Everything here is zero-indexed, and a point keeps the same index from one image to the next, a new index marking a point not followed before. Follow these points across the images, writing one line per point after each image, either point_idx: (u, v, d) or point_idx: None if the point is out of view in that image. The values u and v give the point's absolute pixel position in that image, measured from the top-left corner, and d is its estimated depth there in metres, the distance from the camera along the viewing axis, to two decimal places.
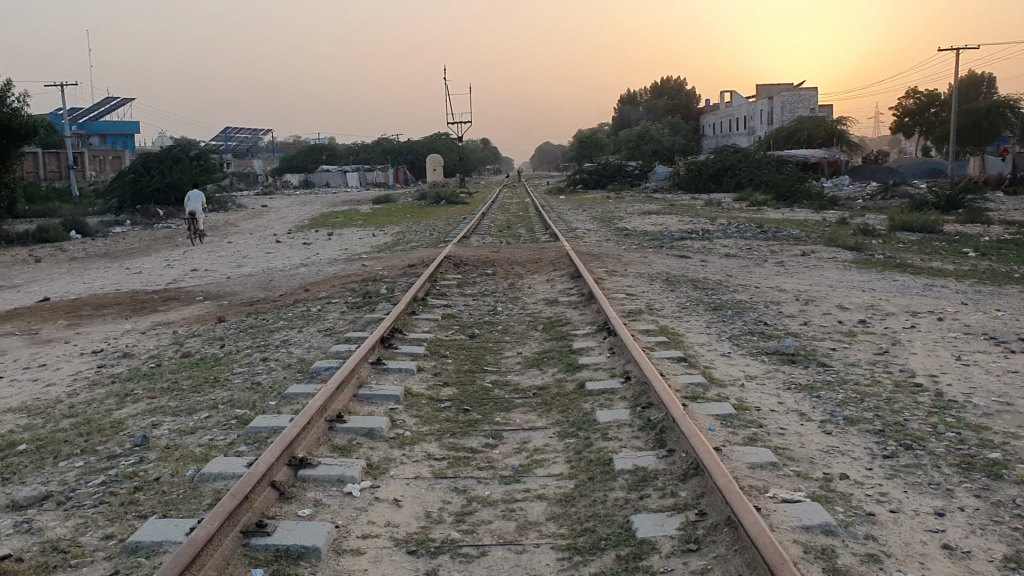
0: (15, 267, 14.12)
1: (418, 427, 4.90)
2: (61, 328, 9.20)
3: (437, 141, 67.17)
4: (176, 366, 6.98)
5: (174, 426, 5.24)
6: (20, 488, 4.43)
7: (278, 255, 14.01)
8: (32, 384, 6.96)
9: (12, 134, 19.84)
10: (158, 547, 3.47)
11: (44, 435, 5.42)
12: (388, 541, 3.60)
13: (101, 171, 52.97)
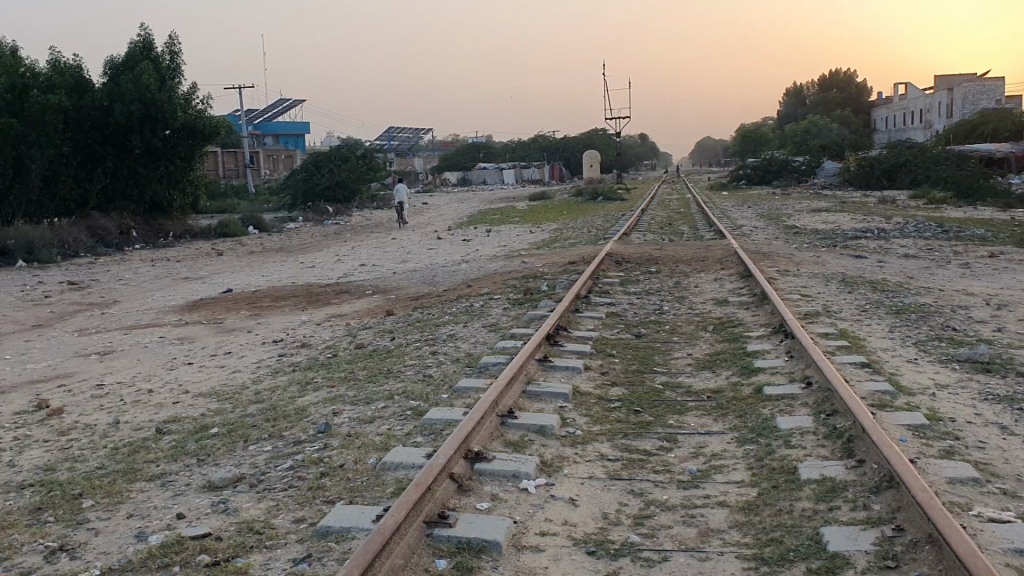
0: (199, 260, 15.03)
1: (590, 426, 4.84)
2: (243, 318, 9.72)
3: (593, 137, 67.15)
4: (351, 357, 7.21)
5: (353, 414, 5.41)
6: (215, 470, 4.70)
7: (441, 251, 14.28)
8: (219, 370, 7.38)
9: (196, 134, 21.12)
10: (346, 532, 3.58)
11: (234, 419, 5.73)
12: (567, 540, 3.57)
13: (274, 169, 55.79)
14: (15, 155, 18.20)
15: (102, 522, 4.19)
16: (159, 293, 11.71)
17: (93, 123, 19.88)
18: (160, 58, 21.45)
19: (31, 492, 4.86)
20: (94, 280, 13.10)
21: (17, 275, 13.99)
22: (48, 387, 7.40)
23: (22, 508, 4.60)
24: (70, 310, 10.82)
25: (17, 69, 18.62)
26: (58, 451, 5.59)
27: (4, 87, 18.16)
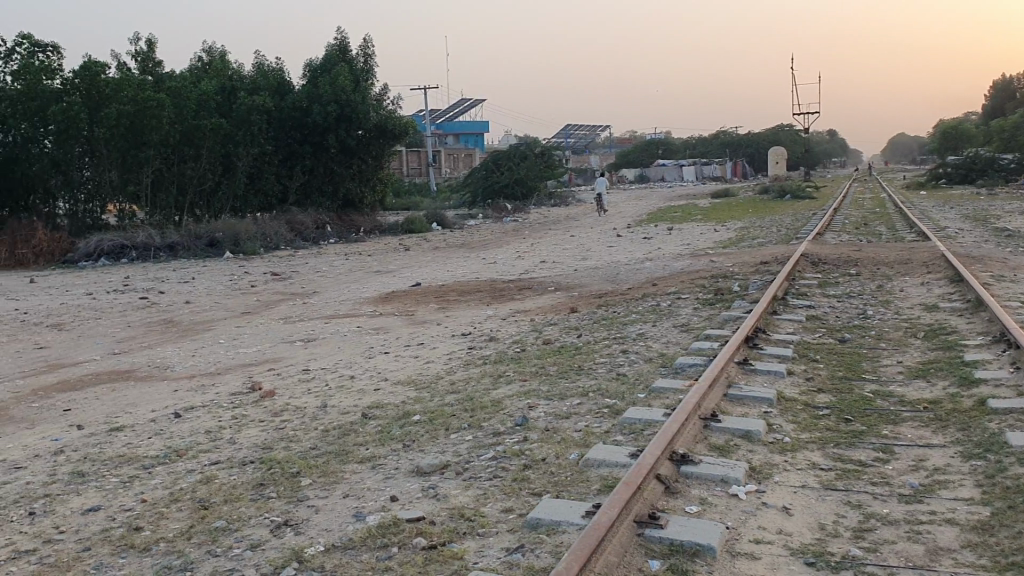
0: (389, 254, 15.61)
1: (798, 433, 4.66)
2: (432, 310, 10.02)
3: (776, 133, 65.09)
4: (540, 351, 7.27)
5: (550, 408, 5.44)
6: (422, 457, 4.85)
7: (624, 249, 14.20)
8: (413, 360, 7.63)
9: (387, 134, 21.93)
10: (557, 525, 3.59)
11: (434, 407, 5.90)
12: (783, 549, 3.44)
13: (453, 167, 57.33)
14: (224, 151, 19.72)
15: (319, 500, 4.42)
16: (354, 285, 12.25)
17: (293, 123, 21.07)
18: (355, 61, 22.45)
19: (252, 468, 5.19)
20: (294, 271, 13.86)
21: (225, 265, 14.98)
22: (258, 371, 7.88)
23: (246, 483, 4.92)
24: (274, 299, 11.49)
25: (228, 74, 20.12)
26: (274, 431, 5.95)
27: (215, 90, 19.64)
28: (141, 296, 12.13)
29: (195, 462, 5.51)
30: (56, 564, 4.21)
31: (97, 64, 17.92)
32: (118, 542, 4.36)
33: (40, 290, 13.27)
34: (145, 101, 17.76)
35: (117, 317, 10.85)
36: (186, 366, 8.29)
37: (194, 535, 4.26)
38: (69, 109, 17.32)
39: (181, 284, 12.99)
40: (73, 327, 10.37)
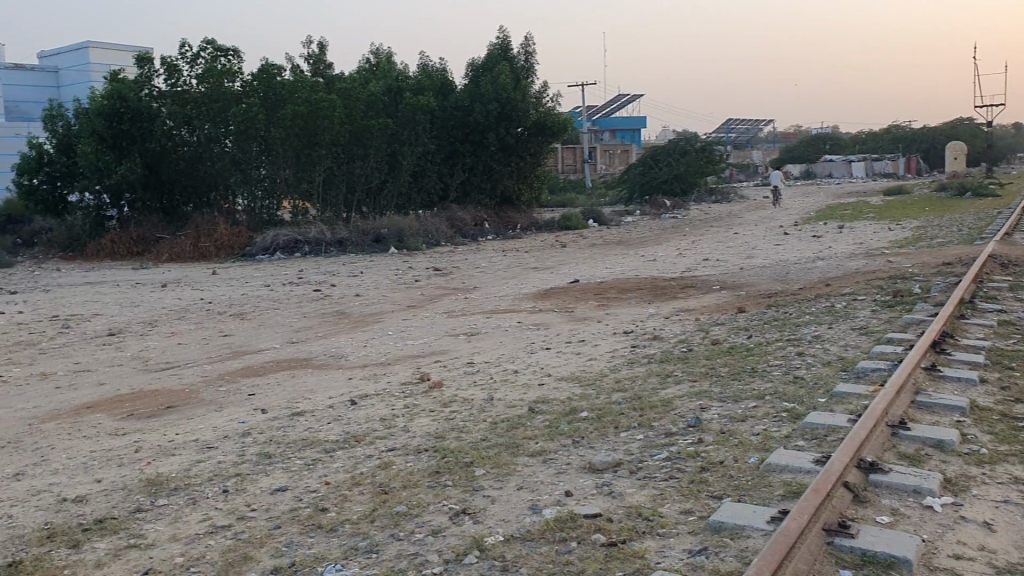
0: (547, 251, 15.72)
1: (996, 446, 4.38)
2: (593, 307, 10.01)
3: (953, 126, 61.44)
4: (708, 351, 7.13)
5: (723, 410, 5.33)
6: (593, 453, 4.86)
7: (791, 248, 13.76)
8: (577, 357, 7.64)
9: (546, 131, 22.08)
10: (740, 529, 3.53)
11: (602, 404, 5.89)
12: (987, 568, 3.24)
13: (610, 164, 57.19)
14: (390, 150, 20.41)
15: (495, 491, 4.51)
16: (515, 281, 12.40)
17: (455, 122, 21.55)
18: (516, 59, 22.70)
19: (427, 456, 5.33)
20: (455, 267, 14.16)
21: (390, 260, 15.46)
22: (425, 362, 8.10)
23: (422, 470, 5.07)
24: (438, 294, 11.78)
25: (394, 74, 20.77)
26: (444, 421, 6.09)
27: (382, 90, 20.32)
28: (314, 289, 12.70)
29: (372, 448, 5.71)
30: (250, 539, 4.48)
31: (274, 67, 18.87)
32: (305, 521, 4.59)
33: (222, 281, 14.12)
34: (317, 102, 18.59)
35: (293, 308, 11.40)
36: (357, 356, 8.62)
37: (377, 519, 4.44)
38: (248, 111, 18.40)
39: (350, 278, 13.51)
40: (254, 316, 10.97)
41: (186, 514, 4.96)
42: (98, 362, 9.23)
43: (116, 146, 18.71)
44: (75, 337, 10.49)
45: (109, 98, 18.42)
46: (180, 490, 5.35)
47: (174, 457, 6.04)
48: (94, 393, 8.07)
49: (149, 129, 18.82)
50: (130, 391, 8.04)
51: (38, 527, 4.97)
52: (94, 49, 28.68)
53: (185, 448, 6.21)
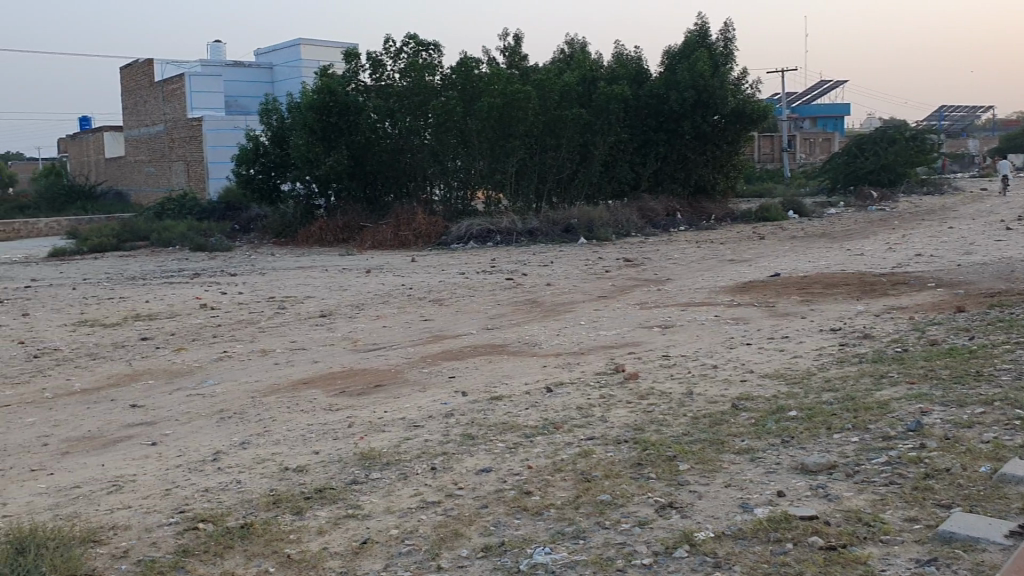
0: (744, 243, 15.32)
1: None
2: (796, 303, 9.67)
3: None
4: (926, 353, 6.73)
5: (947, 415, 5.03)
6: (804, 454, 4.72)
7: (1016, 244, 12.76)
8: (780, 354, 7.41)
9: (743, 119, 21.47)
10: (973, 541, 3.33)
11: (810, 404, 5.70)
12: None
13: (810, 153, 54.93)
14: (582, 141, 20.52)
15: (702, 486, 4.45)
16: (710, 273, 12.17)
17: (650, 110, 21.37)
18: (715, 46, 22.20)
19: (628, 447, 5.33)
20: (648, 258, 14.05)
21: (581, 250, 15.53)
22: (621, 353, 8.10)
23: (624, 461, 5.08)
24: (632, 285, 11.74)
25: (588, 65, 20.81)
26: (644, 413, 6.07)
27: (577, 81, 20.40)
28: (508, 277, 12.94)
29: (572, 436, 5.77)
30: (459, 517, 4.65)
31: (471, 60, 19.32)
32: (511, 503, 4.71)
33: (421, 269, 14.68)
34: (513, 94, 18.91)
35: (488, 296, 11.68)
36: (553, 344, 8.73)
37: (581, 506, 4.50)
38: (447, 104, 19.01)
39: (542, 268, 13.70)
40: (451, 303, 11.33)
41: (398, 489, 5.20)
42: (312, 341, 9.84)
43: (325, 139, 19.78)
44: (289, 317, 11.21)
45: (319, 93, 19.48)
46: (391, 465, 5.61)
47: (383, 434, 6.35)
48: (308, 369, 8.60)
49: (355, 122, 19.76)
50: (341, 370, 8.52)
51: (264, 493, 5.36)
52: (304, 46, 30.35)
53: (393, 425, 6.51)
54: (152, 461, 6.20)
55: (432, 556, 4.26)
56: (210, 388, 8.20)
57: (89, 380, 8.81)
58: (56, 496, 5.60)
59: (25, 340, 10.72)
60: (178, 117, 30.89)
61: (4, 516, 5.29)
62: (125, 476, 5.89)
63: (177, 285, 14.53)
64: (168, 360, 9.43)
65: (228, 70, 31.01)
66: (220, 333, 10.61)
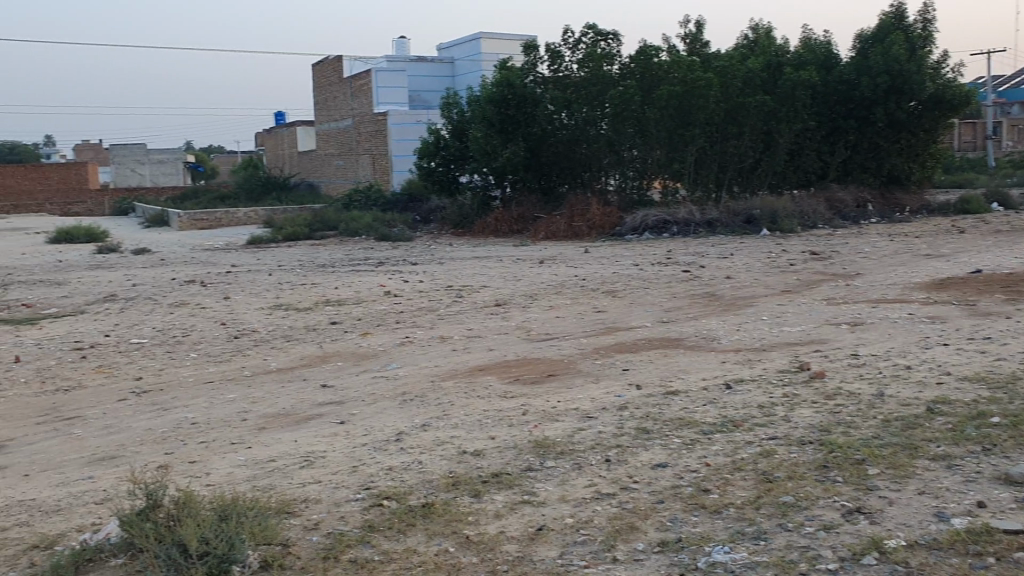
0: (941, 237, 14.43)
1: None
2: (1000, 302, 9.02)
3: None
4: None
5: None
6: (1009, 465, 4.43)
7: None
8: (980, 356, 6.94)
9: (944, 105, 20.14)
10: None
11: (1016, 411, 5.32)
12: None
13: (1018, 141, 50.87)
14: (767, 129, 19.85)
15: (892, 492, 4.27)
16: (903, 269, 11.53)
17: (839, 97, 20.46)
18: (913, 27, 20.94)
19: (813, 448, 5.15)
20: (835, 251, 13.47)
21: (763, 243, 15.08)
22: (804, 351, 7.83)
23: (808, 462, 4.92)
24: (816, 279, 11.30)
25: (773, 51, 20.13)
26: (830, 414, 5.84)
27: (761, 67, 19.76)
28: (685, 270, 12.75)
29: (752, 434, 5.63)
30: (635, 510, 4.64)
31: (651, 48, 19.11)
32: (688, 499, 4.66)
33: (595, 259, 14.69)
34: (693, 81, 18.53)
35: (664, 288, 11.54)
36: (732, 339, 8.54)
37: (762, 506, 4.40)
38: (626, 93, 18.87)
39: (720, 260, 13.41)
40: (626, 295, 11.27)
41: (573, 478, 5.24)
42: (489, 329, 10.05)
43: (503, 131, 20.13)
44: (467, 306, 11.51)
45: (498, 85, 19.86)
46: (566, 455, 5.66)
47: (557, 423, 6.41)
48: (485, 356, 8.80)
49: (532, 114, 20.01)
50: (516, 358, 8.66)
51: (444, 474, 5.53)
52: (485, 40, 30.94)
53: (568, 415, 6.56)
54: (340, 439, 6.53)
55: (608, 547, 4.28)
56: (393, 371, 8.54)
57: (285, 361, 9.38)
58: (253, 468, 6.00)
59: (227, 322, 11.53)
60: (364, 112, 32.24)
61: (208, 483, 5.72)
62: (315, 452, 6.24)
63: (362, 273, 15.21)
64: (355, 343, 9.89)
65: (412, 65, 32.07)
66: (402, 319, 11.03)
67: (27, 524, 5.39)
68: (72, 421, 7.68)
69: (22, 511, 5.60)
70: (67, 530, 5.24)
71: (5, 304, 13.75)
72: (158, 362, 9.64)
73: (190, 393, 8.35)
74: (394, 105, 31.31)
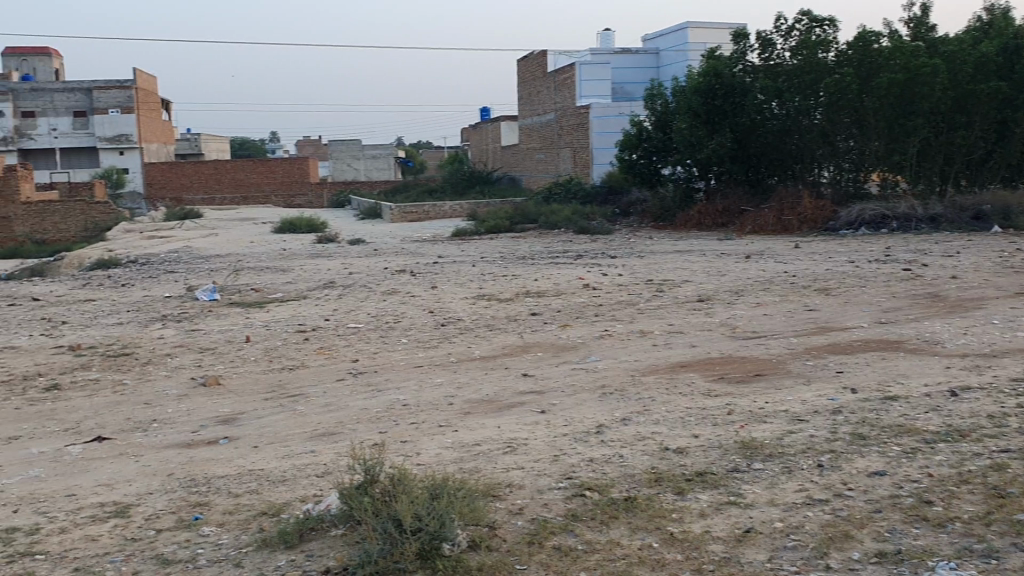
0: None
1: None
2: None
3: None
4: None
5: None
6: None
7: None
8: None
9: None
10: None
11: None
12: None
13: None
14: (1001, 118, 18.35)
15: None
16: None
17: None
18: None
19: None
20: None
21: (993, 239, 13.99)
22: None
23: None
24: None
25: (1011, 33, 18.59)
26: None
27: (996, 51, 18.29)
28: (903, 268, 12.02)
29: (982, 446, 5.25)
30: (851, 518, 4.45)
31: (871, 33, 18.18)
32: (909, 510, 4.41)
33: (804, 256, 14.14)
34: (918, 68, 17.44)
35: (882, 287, 10.94)
36: (957, 343, 7.98)
37: (994, 523, 4.15)
38: (842, 81, 18.02)
39: (945, 258, 12.55)
40: (839, 293, 10.78)
41: (782, 482, 5.07)
42: (692, 325, 9.90)
43: (709, 121, 19.77)
44: (669, 300, 11.38)
45: (706, 75, 19.62)
46: (774, 457, 5.49)
47: (764, 424, 6.23)
48: (688, 353, 8.68)
49: (740, 104, 19.53)
50: (720, 356, 8.47)
51: (647, 469, 5.50)
52: (692, 29, 30.43)
53: (777, 417, 6.36)
54: (542, 428, 6.64)
55: (821, 554, 4.13)
56: (594, 364, 8.59)
57: (488, 349, 9.63)
58: (460, 451, 6.22)
59: (434, 310, 11.98)
60: (568, 105, 32.51)
61: (418, 463, 5.98)
62: (518, 439, 6.38)
63: (562, 265, 15.36)
64: (556, 335, 10.00)
65: (615, 57, 32.01)
66: (602, 312, 11.05)
67: (256, 492, 5.83)
68: (295, 398, 8.24)
69: (252, 479, 6.08)
70: (291, 499, 5.64)
71: (237, 288, 14.94)
72: (372, 346, 10.16)
73: (401, 376, 8.75)
74: (598, 98, 31.39)
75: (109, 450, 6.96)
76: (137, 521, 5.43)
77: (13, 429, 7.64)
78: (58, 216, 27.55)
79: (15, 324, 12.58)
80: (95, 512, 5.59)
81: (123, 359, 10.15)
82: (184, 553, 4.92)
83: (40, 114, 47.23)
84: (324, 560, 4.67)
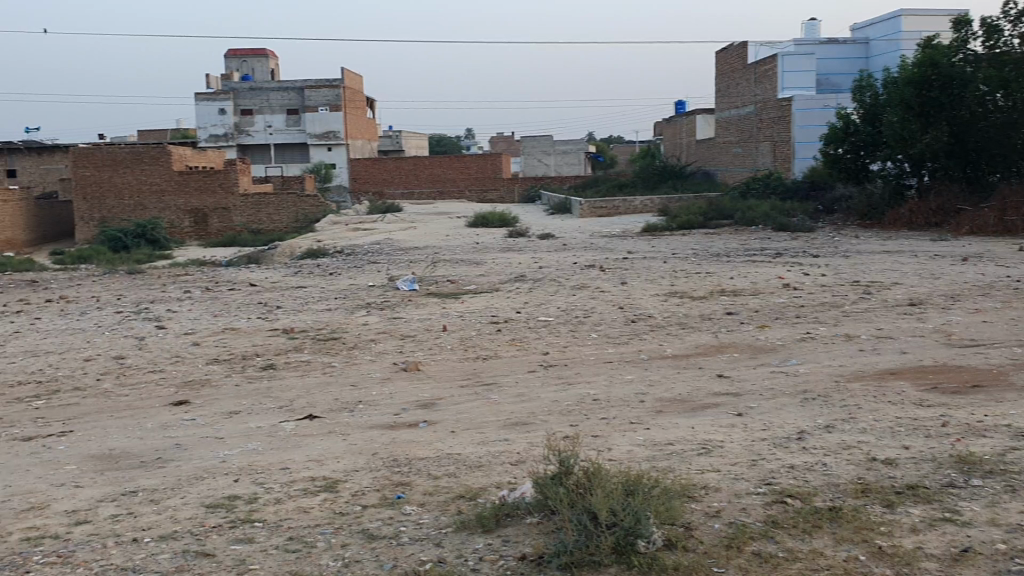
0: None
1: None
2: None
3: None
4: None
5: None
6: None
7: None
8: None
9: None
10: None
11: None
12: None
13: None
14: None
15: None
16: None
17: None
18: None
19: None
20: None
21: None
22: None
23: None
24: None
25: None
26: None
27: None
28: None
29: None
30: None
31: None
32: None
33: None
34: None
35: None
36: None
37: None
38: None
39: None
40: None
41: (1006, 501, 4.73)
42: (901, 330, 9.37)
43: (923, 115, 18.70)
44: (876, 303, 10.83)
45: (920, 66, 18.43)
46: (996, 475, 5.12)
47: (984, 439, 5.82)
48: (895, 360, 8.23)
49: (960, 96, 18.30)
50: (934, 364, 7.97)
51: (852, 480, 5.27)
52: (906, 17, 28.83)
53: (998, 432, 5.93)
54: (739, 431, 6.49)
55: None
56: (794, 367, 8.30)
57: (681, 348, 9.52)
58: (653, 449, 6.18)
59: (625, 306, 11.97)
60: (768, 98, 31.47)
61: (611, 459, 6.00)
62: (713, 441, 6.27)
63: (760, 264, 14.91)
64: (753, 336, 9.74)
65: (822, 48, 30.69)
66: (803, 313, 10.67)
67: (454, 475, 6.04)
68: (490, 387, 8.46)
69: (450, 463, 6.30)
70: (488, 485, 5.80)
71: (434, 279, 15.48)
72: (563, 340, 10.28)
73: (592, 371, 8.80)
74: (801, 90, 30.18)
75: (319, 428, 7.40)
76: (344, 496, 5.75)
77: (235, 404, 8.28)
78: (273, 207, 29.69)
79: (235, 307, 13.61)
80: (307, 485, 5.97)
81: (331, 343, 10.77)
82: (388, 529, 5.17)
83: (257, 112, 50.93)
84: (521, 546, 4.78)
